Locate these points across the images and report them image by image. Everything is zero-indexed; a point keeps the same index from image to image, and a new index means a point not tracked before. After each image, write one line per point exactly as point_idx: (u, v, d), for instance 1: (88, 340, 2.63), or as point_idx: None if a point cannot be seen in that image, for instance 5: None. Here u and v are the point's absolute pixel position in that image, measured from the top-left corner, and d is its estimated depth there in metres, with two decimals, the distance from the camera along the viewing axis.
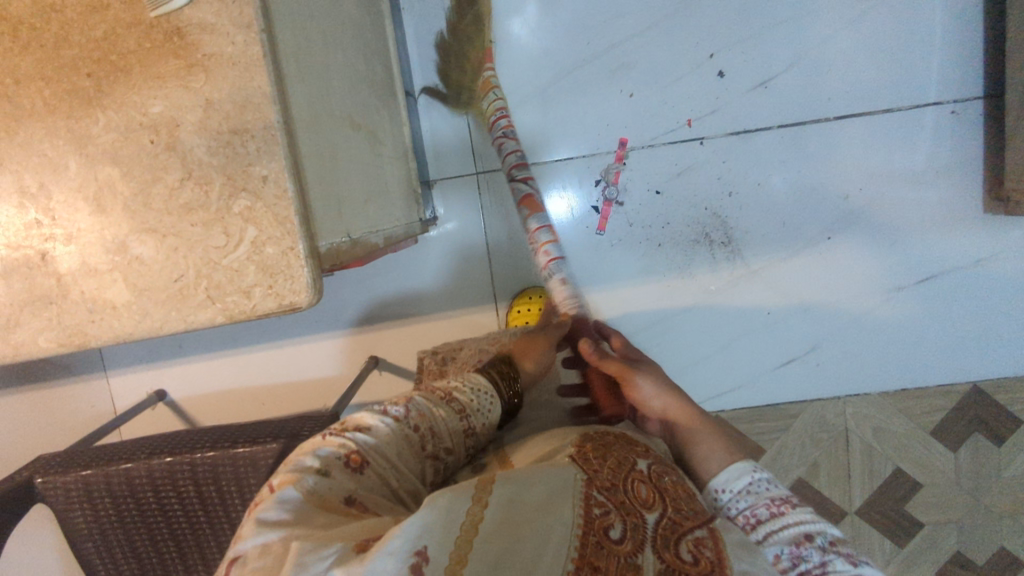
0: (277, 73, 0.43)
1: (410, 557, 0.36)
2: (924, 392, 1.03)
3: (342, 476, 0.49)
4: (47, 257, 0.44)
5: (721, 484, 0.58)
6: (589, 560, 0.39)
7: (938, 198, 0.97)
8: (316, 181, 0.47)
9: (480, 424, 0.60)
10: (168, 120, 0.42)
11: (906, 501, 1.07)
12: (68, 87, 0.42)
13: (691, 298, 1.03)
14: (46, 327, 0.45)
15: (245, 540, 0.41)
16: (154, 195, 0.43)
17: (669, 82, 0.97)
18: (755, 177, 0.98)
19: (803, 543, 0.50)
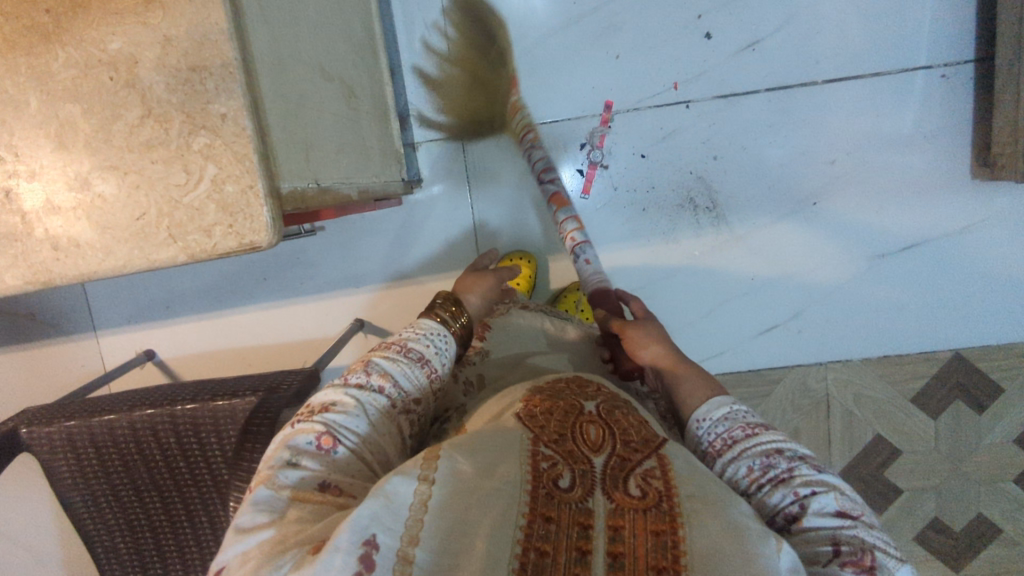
0: (237, 11, 0.43)
1: (359, 547, 0.39)
2: (906, 358, 1.04)
3: (314, 462, 0.52)
4: (11, 195, 0.44)
5: (698, 415, 0.58)
6: (541, 512, 0.42)
7: (925, 164, 0.96)
8: (280, 124, 0.48)
9: (441, 367, 0.66)
10: (127, 56, 0.42)
11: (885, 466, 1.08)
12: (27, 23, 0.42)
13: (676, 264, 1.03)
14: (11, 265, 0.45)
15: (226, 553, 0.46)
16: (115, 133, 0.43)
17: (655, 45, 0.96)
18: (741, 142, 0.98)
19: (775, 456, 0.51)
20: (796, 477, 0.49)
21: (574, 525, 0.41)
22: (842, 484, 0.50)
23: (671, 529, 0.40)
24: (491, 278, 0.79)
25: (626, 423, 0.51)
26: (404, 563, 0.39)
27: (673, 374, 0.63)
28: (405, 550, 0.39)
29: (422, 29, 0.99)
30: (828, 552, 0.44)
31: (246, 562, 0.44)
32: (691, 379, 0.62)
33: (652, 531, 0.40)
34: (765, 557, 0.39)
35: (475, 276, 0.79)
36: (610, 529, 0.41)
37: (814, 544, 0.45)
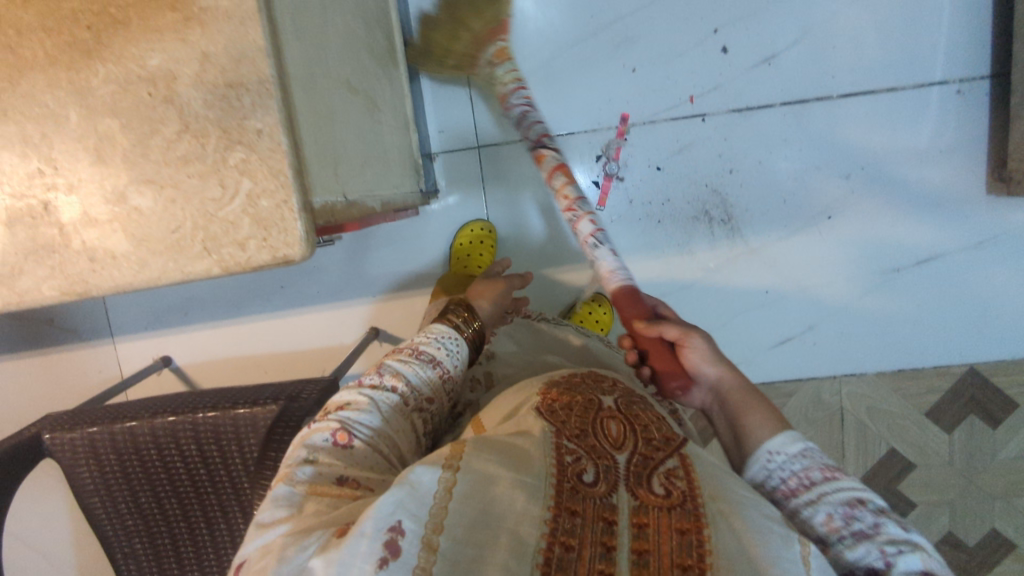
0: (273, 29, 0.44)
1: (385, 533, 0.42)
2: (920, 372, 1.04)
3: (331, 457, 0.55)
4: (49, 207, 0.45)
5: (767, 447, 0.55)
6: (565, 506, 0.45)
7: (940, 178, 0.97)
8: (312, 139, 0.49)
9: (454, 369, 0.69)
10: (166, 72, 0.43)
11: (899, 480, 1.08)
12: (68, 39, 0.43)
13: (690, 276, 1.03)
14: (49, 275, 0.46)
15: (248, 545, 0.48)
16: (153, 147, 0.44)
17: (671, 58, 0.97)
18: (756, 155, 0.98)
19: (858, 506, 0.49)
20: (881, 534, 0.48)
21: (599, 520, 0.44)
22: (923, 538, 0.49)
23: (697, 528, 0.44)
24: (505, 284, 0.84)
25: (645, 420, 0.55)
26: (427, 549, 0.41)
27: (741, 400, 0.59)
28: (429, 537, 0.42)
29: None
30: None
31: (267, 554, 0.46)
32: (762, 409, 0.58)
33: (677, 529, 0.44)
34: (787, 560, 0.42)
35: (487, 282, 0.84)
36: (635, 526, 0.44)
37: None
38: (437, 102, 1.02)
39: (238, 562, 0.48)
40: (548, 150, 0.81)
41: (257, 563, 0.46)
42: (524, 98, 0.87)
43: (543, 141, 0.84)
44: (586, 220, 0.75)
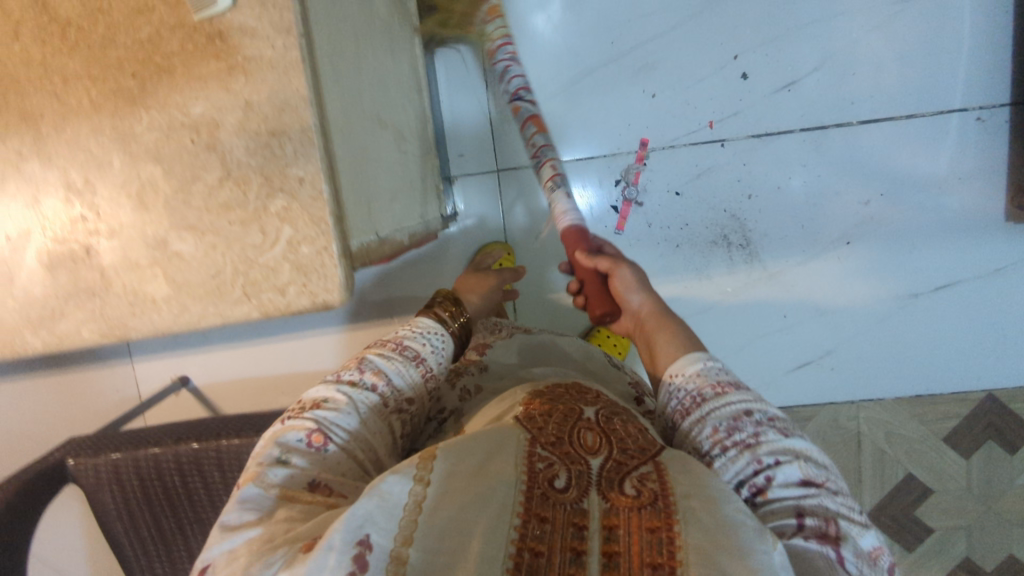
0: (316, 78, 0.44)
1: (353, 547, 0.40)
2: (939, 399, 1.03)
3: (305, 459, 0.54)
4: (90, 251, 0.46)
5: (671, 370, 0.60)
6: (535, 512, 0.43)
7: (959, 206, 0.96)
8: (349, 183, 0.49)
9: (436, 365, 0.68)
10: (209, 120, 0.43)
11: (916, 505, 1.08)
12: (113, 87, 0.44)
13: (708, 300, 1.03)
14: (89, 319, 0.47)
15: (211, 547, 0.46)
16: (194, 193, 0.45)
17: (691, 84, 0.97)
18: (776, 180, 0.98)
19: (742, 418, 0.53)
20: (761, 442, 0.51)
21: (568, 526, 0.42)
22: (807, 446, 0.53)
23: (667, 525, 0.41)
24: (495, 279, 0.85)
25: (623, 433, 0.52)
26: (396, 563, 0.39)
27: (657, 324, 0.65)
28: (399, 549, 0.40)
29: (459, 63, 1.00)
30: (795, 527, 0.47)
31: (233, 561, 0.44)
32: (676, 333, 0.64)
33: (647, 529, 0.41)
34: (760, 552, 0.39)
35: (478, 278, 0.85)
36: (604, 529, 0.42)
37: (781, 515, 0.48)
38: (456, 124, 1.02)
39: (200, 564, 0.46)
40: (524, 104, 0.86)
41: (222, 569, 0.44)
42: (508, 55, 0.88)
43: (521, 92, 0.87)
44: (548, 165, 0.82)
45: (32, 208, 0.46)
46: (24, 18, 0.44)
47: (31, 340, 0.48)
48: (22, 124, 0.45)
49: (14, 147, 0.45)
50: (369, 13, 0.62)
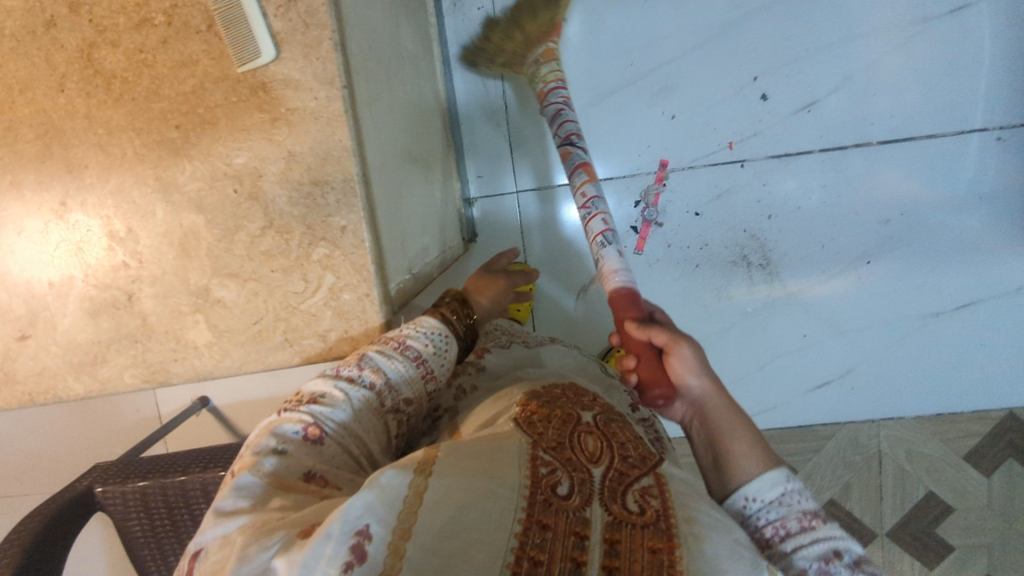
0: (357, 125, 0.48)
1: (351, 536, 0.36)
2: (959, 417, 1.02)
3: (302, 453, 0.45)
4: (132, 297, 0.52)
5: (746, 490, 0.51)
6: (536, 519, 0.39)
7: (978, 225, 0.95)
8: (388, 225, 0.53)
9: (440, 367, 0.55)
10: (252, 170, 0.49)
11: (937, 523, 1.05)
12: (157, 138, 0.49)
13: (728, 320, 1.03)
14: (130, 365, 0.53)
15: (204, 534, 0.40)
16: (237, 243, 0.50)
17: (710, 105, 0.98)
18: (795, 201, 0.99)
19: (832, 560, 0.45)
20: None
21: (569, 535, 0.38)
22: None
23: (669, 548, 0.38)
24: (505, 280, 0.78)
25: (623, 438, 0.50)
26: (393, 556, 0.36)
27: (721, 422, 0.55)
28: (395, 543, 0.36)
29: (481, 87, 1.01)
30: None
31: (226, 547, 0.38)
32: (746, 438, 0.54)
33: (649, 548, 0.38)
34: None
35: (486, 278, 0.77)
36: (606, 543, 0.38)
37: None
38: (477, 148, 1.03)
39: (193, 549, 0.40)
40: (578, 150, 0.78)
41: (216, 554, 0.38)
42: (562, 98, 0.83)
43: (572, 139, 0.80)
44: (600, 220, 0.72)
45: (76, 255, 0.51)
46: (71, 72, 0.49)
47: (73, 385, 0.54)
48: (68, 177, 0.50)
49: (56, 200, 0.51)
50: (399, 48, 0.64)
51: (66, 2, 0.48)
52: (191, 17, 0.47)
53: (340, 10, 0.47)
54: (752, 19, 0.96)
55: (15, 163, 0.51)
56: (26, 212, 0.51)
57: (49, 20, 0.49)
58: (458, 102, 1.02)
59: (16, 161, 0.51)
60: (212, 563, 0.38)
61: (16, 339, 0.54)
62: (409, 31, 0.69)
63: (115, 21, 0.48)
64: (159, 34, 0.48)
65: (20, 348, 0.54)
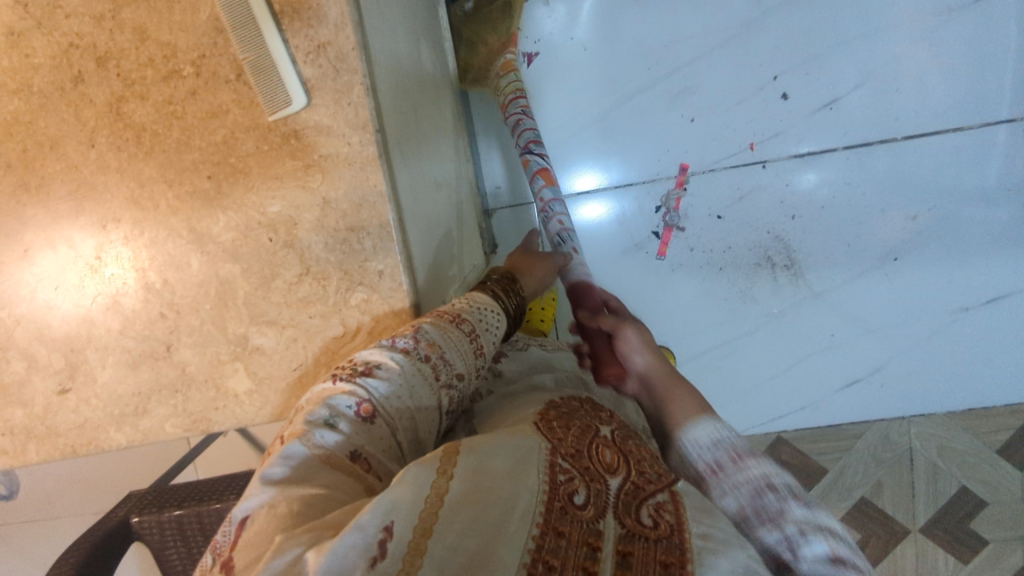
0: (389, 168, 0.51)
1: (379, 533, 0.33)
2: (992, 411, 1.00)
3: (355, 433, 0.43)
4: (171, 348, 0.52)
5: (683, 438, 0.50)
6: (553, 525, 0.36)
7: (1009, 216, 0.93)
8: (419, 254, 0.55)
9: (489, 344, 0.53)
10: (287, 219, 0.50)
11: (971, 518, 1.01)
12: (189, 188, 0.50)
13: (754, 322, 1.02)
14: (172, 415, 0.53)
15: (251, 499, 0.37)
16: (274, 289, 0.51)
17: (731, 106, 0.98)
18: (820, 200, 0.97)
19: (766, 489, 0.44)
20: (787, 517, 0.43)
21: (582, 546, 0.36)
22: (833, 521, 0.44)
23: (680, 562, 0.36)
24: (548, 261, 0.72)
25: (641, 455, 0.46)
26: (413, 555, 0.33)
27: (664, 391, 0.54)
28: (417, 540, 0.33)
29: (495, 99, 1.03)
30: None
31: (270, 519, 0.35)
32: (685, 397, 0.52)
33: (660, 563, 0.36)
34: None
35: (528, 256, 0.73)
36: (618, 555, 0.36)
37: None
38: (493, 158, 1.03)
39: (236, 517, 0.37)
40: (533, 157, 0.88)
41: (260, 524, 0.35)
42: (521, 107, 0.90)
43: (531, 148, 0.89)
44: (557, 220, 0.84)
45: (112, 308, 0.51)
46: (101, 126, 0.50)
47: (115, 436, 0.53)
48: (100, 233, 0.50)
49: (91, 251, 0.51)
50: (421, 78, 0.67)
51: (94, 58, 0.49)
52: (220, 68, 0.48)
53: (369, 55, 0.50)
54: (768, 20, 0.96)
55: (47, 221, 0.51)
56: (60, 265, 0.51)
57: (77, 74, 0.49)
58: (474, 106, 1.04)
59: (47, 216, 0.51)
60: (255, 533, 0.35)
61: (55, 393, 0.53)
62: (427, 54, 0.71)
63: (143, 74, 0.49)
64: (188, 85, 0.49)
65: (60, 403, 0.53)
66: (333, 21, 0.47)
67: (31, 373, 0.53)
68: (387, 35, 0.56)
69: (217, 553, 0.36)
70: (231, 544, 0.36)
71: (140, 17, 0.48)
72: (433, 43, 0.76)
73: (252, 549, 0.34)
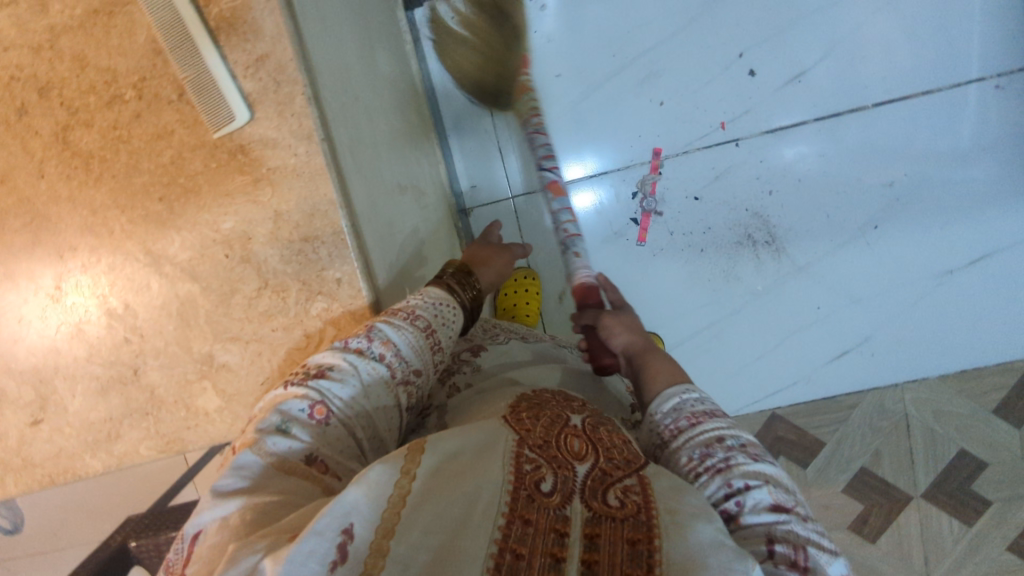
0: (340, 177, 0.51)
1: (338, 535, 0.33)
2: (985, 370, 0.99)
3: (311, 437, 0.43)
4: (138, 372, 0.52)
5: (652, 408, 0.52)
6: (519, 514, 0.36)
7: (985, 174, 0.93)
8: (377, 249, 0.55)
9: (447, 339, 0.54)
10: (241, 234, 0.50)
11: (973, 480, 1.00)
12: (142, 212, 0.50)
13: (740, 300, 1.02)
14: (145, 437, 0.53)
15: (203, 514, 0.37)
16: (234, 305, 0.51)
17: (699, 88, 0.98)
18: (795, 174, 0.97)
19: (715, 445, 0.45)
20: (735, 467, 0.43)
21: (550, 532, 0.36)
22: (781, 474, 0.45)
23: (648, 539, 0.36)
24: (507, 255, 0.73)
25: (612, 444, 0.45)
26: (376, 556, 0.33)
27: (641, 358, 0.60)
28: (379, 542, 0.34)
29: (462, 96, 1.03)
30: (766, 554, 0.39)
31: (222, 536, 0.35)
32: (656, 361, 0.58)
33: (628, 541, 0.36)
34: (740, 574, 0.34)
35: (490, 249, 0.73)
36: (586, 538, 0.36)
37: (755, 547, 0.39)
38: (465, 159, 1.04)
39: (189, 532, 0.37)
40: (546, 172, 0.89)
41: (214, 541, 0.35)
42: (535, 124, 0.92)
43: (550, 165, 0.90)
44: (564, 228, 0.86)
45: (76, 336, 0.52)
46: (49, 155, 0.50)
47: (91, 463, 0.53)
48: (58, 263, 0.51)
49: (50, 282, 0.51)
50: (374, 74, 0.67)
51: (36, 89, 0.50)
52: (161, 88, 0.49)
53: (310, 65, 0.50)
54: None
55: (8, 256, 0.51)
56: (22, 298, 0.51)
57: (20, 107, 0.50)
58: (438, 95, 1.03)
59: (6, 253, 0.51)
60: (209, 546, 0.35)
61: (28, 424, 0.53)
62: (382, 54, 0.72)
63: (86, 101, 0.50)
64: (131, 109, 0.49)
65: (34, 434, 0.53)
66: (270, 33, 0.48)
67: (4, 406, 0.53)
68: (333, 42, 0.56)
69: (170, 570, 0.37)
70: (184, 560, 0.36)
71: (77, 45, 0.49)
72: (387, 45, 0.76)
73: (207, 561, 0.34)
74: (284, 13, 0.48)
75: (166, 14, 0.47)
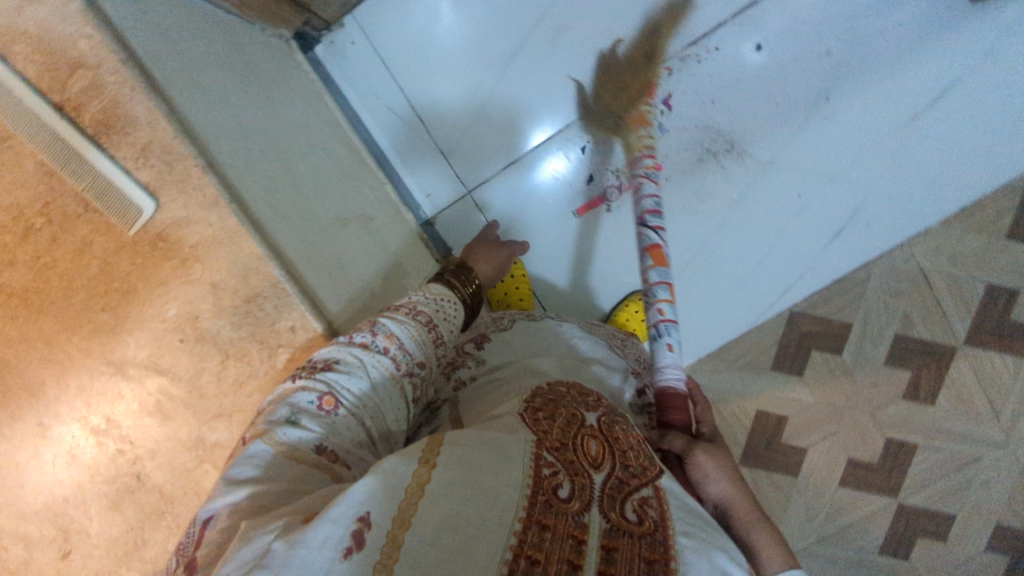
0: (259, 232, 0.54)
1: (353, 523, 0.33)
2: (986, 201, 0.98)
3: (321, 427, 0.44)
4: (141, 477, 0.53)
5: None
6: (536, 519, 0.36)
7: (917, 10, 0.91)
8: (321, 281, 0.58)
9: (448, 332, 0.57)
10: (187, 316, 0.52)
11: (1009, 311, 1.00)
12: (89, 326, 0.52)
13: (721, 216, 0.99)
14: (169, 535, 0.53)
15: (215, 499, 0.38)
16: (206, 384, 0.53)
17: (608, 26, 0.97)
18: (732, 74, 0.96)
19: None
20: None
21: (567, 538, 0.36)
22: None
23: (664, 560, 0.36)
24: (505, 253, 0.76)
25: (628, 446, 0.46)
26: (391, 549, 0.33)
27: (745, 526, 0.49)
28: (394, 533, 0.33)
29: (389, 115, 1.03)
30: None
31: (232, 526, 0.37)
32: (764, 537, 0.48)
33: (644, 560, 0.36)
34: None
35: (488, 247, 0.75)
36: (603, 549, 0.36)
37: None
38: (412, 170, 1.04)
39: (202, 516, 0.39)
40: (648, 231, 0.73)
41: (225, 533, 0.37)
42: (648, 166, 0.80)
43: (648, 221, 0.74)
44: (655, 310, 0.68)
45: (74, 463, 0.52)
46: None
47: None
48: (35, 399, 0.52)
49: (33, 421, 0.52)
50: (281, 117, 0.69)
51: None
52: (67, 206, 0.51)
53: (197, 140, 0.54)
54: None
55: None
56: (12, 443, 0.52)
57: None
58: (365, 118, 1.04)
59: None
60: (220, 531, 0.37)
61: (59, 559, 0.53)
62: (285, 98, 0.74)
63: (4, 241, 0.51)
64: (46, 235, 0.51)
65: (67, 566, 0.53)
66: (144, 119, 0.51)
67: (31, 550, 0.53)
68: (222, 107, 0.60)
69: (182, 553, 0.38)
70: (196, 543, 0.38)
71: None
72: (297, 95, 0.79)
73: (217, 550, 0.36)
74: (154, 97, 0.52)
75: (44, 135, 0.51)
